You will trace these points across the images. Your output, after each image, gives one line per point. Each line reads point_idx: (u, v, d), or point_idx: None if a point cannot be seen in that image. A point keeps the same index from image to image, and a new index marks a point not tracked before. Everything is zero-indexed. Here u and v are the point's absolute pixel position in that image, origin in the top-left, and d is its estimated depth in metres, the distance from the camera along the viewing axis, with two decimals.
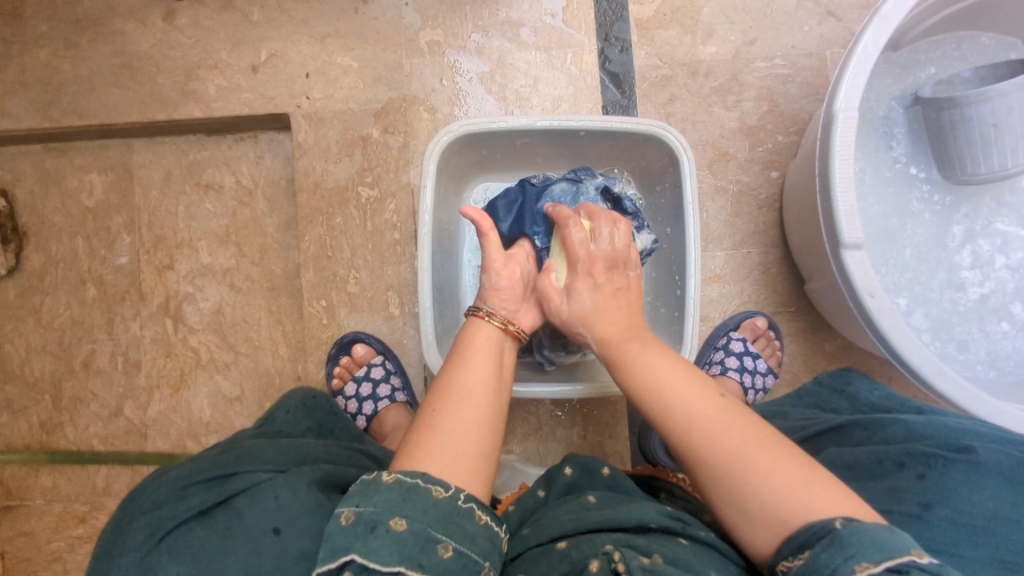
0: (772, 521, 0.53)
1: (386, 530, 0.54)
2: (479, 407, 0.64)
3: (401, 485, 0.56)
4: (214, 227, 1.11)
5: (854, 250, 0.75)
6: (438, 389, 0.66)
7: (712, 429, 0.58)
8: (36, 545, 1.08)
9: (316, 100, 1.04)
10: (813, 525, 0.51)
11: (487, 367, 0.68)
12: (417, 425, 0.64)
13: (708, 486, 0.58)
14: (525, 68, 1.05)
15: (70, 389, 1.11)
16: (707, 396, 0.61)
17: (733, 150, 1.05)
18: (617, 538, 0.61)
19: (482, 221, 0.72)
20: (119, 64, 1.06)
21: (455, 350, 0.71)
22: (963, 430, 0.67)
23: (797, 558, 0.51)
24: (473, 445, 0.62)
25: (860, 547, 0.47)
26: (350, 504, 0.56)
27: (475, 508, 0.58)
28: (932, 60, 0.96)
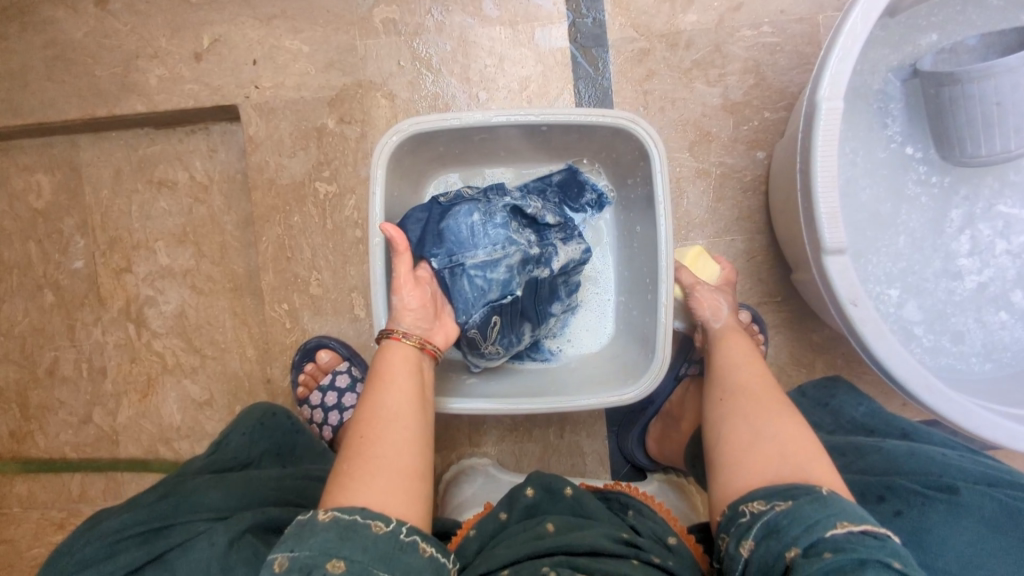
0: (770, 449, 0.59)
1: (322, 573, 0.51)
2: (407, 427, 0.63)
3: (338, 525, 0.53)
4: (170, 226, 1.06)
5: (837, 255, 0.69)
6: (361, 416, 0.63)
7: (764, 388, 0.67)
8: (18, 552, 1.08)
9: (266, 90, 0.97)
10: (797, 484, 0.54)
11: (409, 387, 0.66)
12: (344, 455, 0.61)
13: (731, 408, 0.65)
14: (489, 46, 0.97)
15: (37, 398, 1.09)
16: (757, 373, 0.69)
17: (716, 130, 0.97)
18: (556, 559, 0.62)
19: (398, 240, 0.68)
20: (53, 55, 0.98)
21: (371, 376, 0.67)
22: (945, 464, 0.61)
23: (773, 505, 0.53)
24: (405, 465, 0.60)
25: (842, 510, 0.50)
26: (284, 551, 0.52)
27: (419, 541, 0.56)
28: (934, 26, 0.87)
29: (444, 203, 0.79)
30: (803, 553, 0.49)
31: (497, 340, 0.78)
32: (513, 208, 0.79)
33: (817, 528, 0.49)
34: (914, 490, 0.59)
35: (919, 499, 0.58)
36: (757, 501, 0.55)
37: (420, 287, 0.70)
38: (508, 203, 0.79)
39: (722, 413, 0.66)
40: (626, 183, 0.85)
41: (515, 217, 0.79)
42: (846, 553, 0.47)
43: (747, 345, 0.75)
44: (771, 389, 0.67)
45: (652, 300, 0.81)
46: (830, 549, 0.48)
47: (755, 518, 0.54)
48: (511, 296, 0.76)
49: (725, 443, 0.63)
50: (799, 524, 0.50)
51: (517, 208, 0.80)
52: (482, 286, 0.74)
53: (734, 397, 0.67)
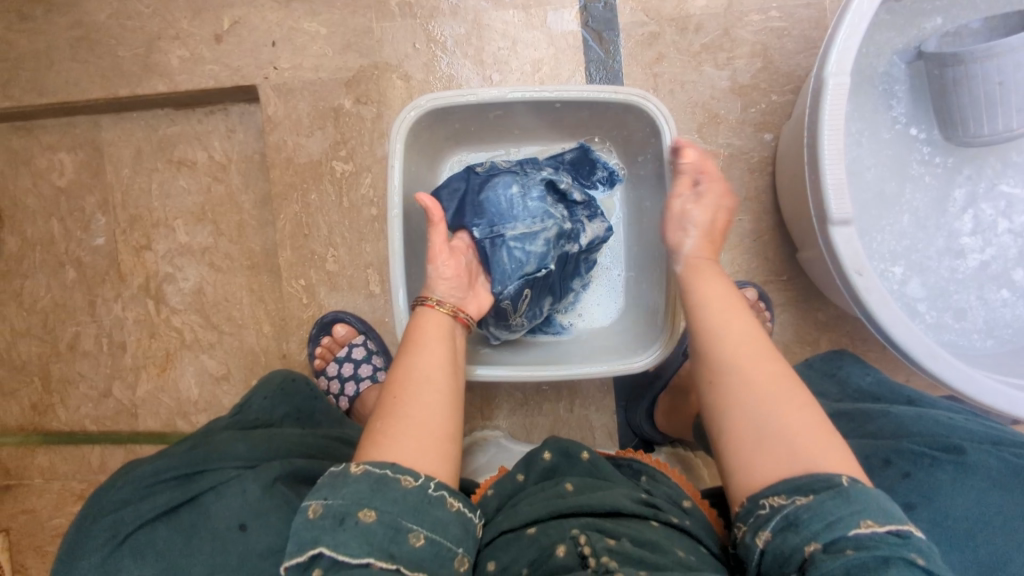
0: (778, 448, 0.55)
1: (354, 521, 0.54)
2: (438, 390, 0.65)
3: (369, 476, 0.56)
4: (189, 205, 1.08)
5: (842, 226, 0.71)
6: (395, 376, 0.66)
7: (754, 362, 0.60)
8: (39, 521, 1.11)
9: (284, 71, 0.99)
10: (820, 475, 0.52)
11: (442, 352, 0.68)
12: (377, 414, 0.64)
13: (728, 397, 0.59)
14: (503, 29, 0.99)
15: (58, 372, 1.12)
16: (747, 333, 0.63)
17: (724, 112, 0.99)
18: (585, 522, 0.64)
19: (433, 210, 0.71)
20: (77, 36, 1.01)
21: (405, 339, 0.70)
22: (954, 426, 0.64)
23: (793, 499, 0.52)
24: (437, 427, 0.62)
25: (866, 505, 0.49)
26: (319, 497, 0.56)
27: (447, 496, 0.58)
28: (939, 10, 0.88)
29: (482, 172, 0.83)
30: (823, 550, 0.48)
31: (525, 313, 0.82)
32: (548, 182, 0.83)
33: (841, 526, 0.49)
34: (921, 452, 0.61)
35: (926, 460, 0.61)
36: (778, 496, 0.53)
37: (456, 258, 0.73)
38: (544, 175, 0.83)
39: (720, 396, 0.60)
40: (636, 160, 0.88)
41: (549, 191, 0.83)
42: (869, 550, 0.47)
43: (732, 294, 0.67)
44: (765, 361, 0.60)
45: (663, 273, 0.84)
46: (852, 548, 0.48)
47: (775, 513, 0.52)
48: (546, 269, 0.79)
49: (728, 439, 0.58)
50: (820, 520, 0.49)
51: (551, 180, 0.83)
52: (520, 259, 0.77)
53: (727, 382, 0.60)
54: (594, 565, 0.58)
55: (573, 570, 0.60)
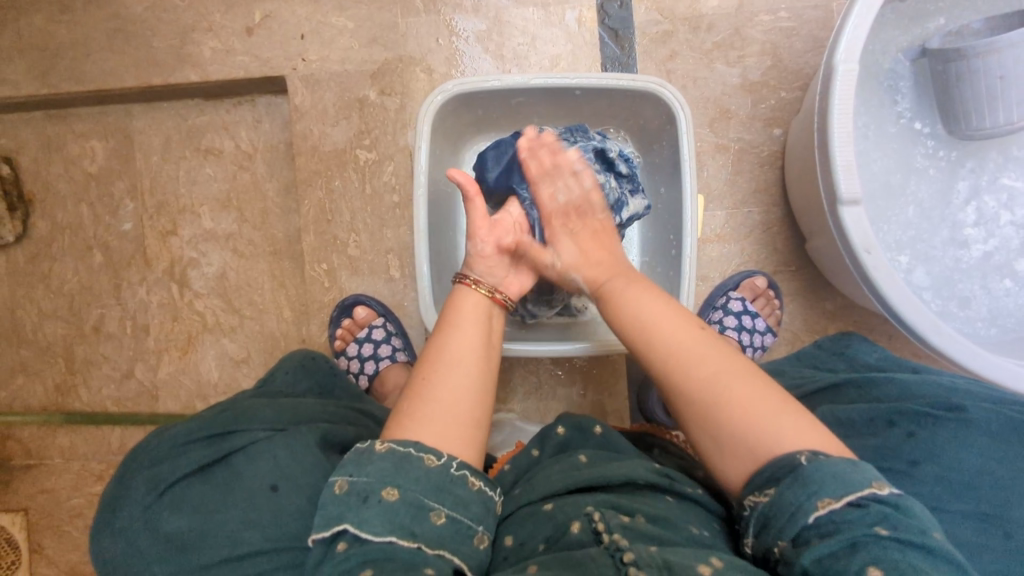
0: (741, 448, 0.56)
1: (378, 499, 0.56)
2: (468, 372, 0.65)
3: (394, 455, 0.58)
4: (216, 192, 1.12)
5: (852, 206, 0.75)
6: (429, 358, 0.67)
7: (694, 363, 0.60)
8: (57, 501, 1.13)
9: (312, 63, 1.03)
10: (780, 459, 0.53)
11: (475, 334, 0.69)
12: (407, 395, 0.65)
13: (685, 408, 0.59)
14: (523, 25, 1.03)
15: (82, 353, 1.14)
16: (683, 333, 0.63)
17: (735, 107, 1.03)
18: (600, 500, 0.62)
19: (468, 186, 0.71)
20: (114, 27, 1.05)
21: (443, 318, 0.72)
22: (954, 389, 0.70)
23: (762, 495, 0.53)
24: (464, 412, 0.63)
25: (821, 484, 0.50)
26: (344, 474, 0.58)
27: (469, 475, 0.60)
28: (942, 10, 0.92)
29: (528, 139, 0.85)
30: (792, 542, 0.51)
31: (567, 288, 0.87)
32: (597, 151, 0.83)
33: (802, 514, 0.50)
34: (923, 412, 0.66)
35: (930, 420, 0.66)
36: (754, 494, 0.54)
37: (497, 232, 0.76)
38: (592, 145, 0.83)
39: (679, 399, 0.60)
40: (651, 148, 0.91)
41: (597, 160, 0.84)
42: (836, 538, 0.49)
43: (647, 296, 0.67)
44: (706, 361, 0.60)
45: (676, 255, 0.88)
46: (817, 536, 0.50)
47: (753, 513, 0.54)
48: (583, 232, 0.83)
49: (701, 446, 0.59)
50: (784, 514, 0.51)
51: (599, 150, 0.84)
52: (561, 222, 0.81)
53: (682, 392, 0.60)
54: (607, 542, 0.56)
55: (585, 545, 0.57)
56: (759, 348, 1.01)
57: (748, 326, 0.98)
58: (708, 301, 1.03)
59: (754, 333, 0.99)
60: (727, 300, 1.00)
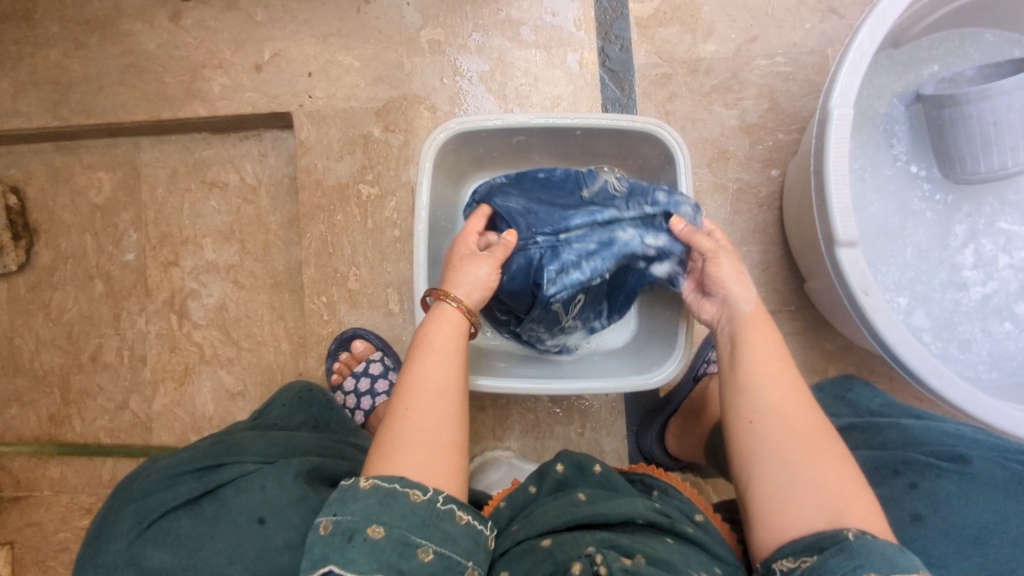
0: (808, 497, 0.55)
1: (363, 538, 0.53)
2: (450, 405, 0.62)
3: (378, 492, 0.55)
4: (218, 224, 1.13)
5: (848, 247, 0.75)
6: (407, 386, 0.63)
7: (794, 405, 0.60)
8: (44, 535, 1.10)
9: (319, 99, 1.06)
10: (827, 532, 0.52)
11: (456, 360, 0.65)
12: (386, 426, 0.61)
13: (763, 448, 0.59)
14: (525, 66, 1.05)
15: (78, 383, 1.14)
16: (791, 376, 0.63)
17: (732, 149, 1.04)
18: (601, 539, 0.61)
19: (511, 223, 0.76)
20: (127, 63, 1.08)
21: (421, 338, 0.67)
22: (961, 436, 0.70)
23: (801, 561, 0.52)
24: (445, 443, 0.60)
25: (869, 558, 0.49)
26: (329, 514, 0.55)
27: (456, 509, 0.57)
28: (935, 58, 0.95)
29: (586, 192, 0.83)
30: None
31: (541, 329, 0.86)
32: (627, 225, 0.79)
33: None
34: (928, 463, 0.67)
35: (934, 471, 0.66)
36: (787, 558, 0.53)
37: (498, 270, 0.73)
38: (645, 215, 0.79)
39: (762, 435, 0.60)
40: (651, 187, 0.93)
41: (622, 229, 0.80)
42: None
43: (771, 330, 0.67)
44: (807, 413, 0.60)
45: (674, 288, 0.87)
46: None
47: None
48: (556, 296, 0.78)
49: (761, 485, 0.58)
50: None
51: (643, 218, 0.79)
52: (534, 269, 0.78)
53: (768, 427, 0.60)
54: None
55: None
56: None
57: None
58: (706, 340, 1.01)
59: None
60: None
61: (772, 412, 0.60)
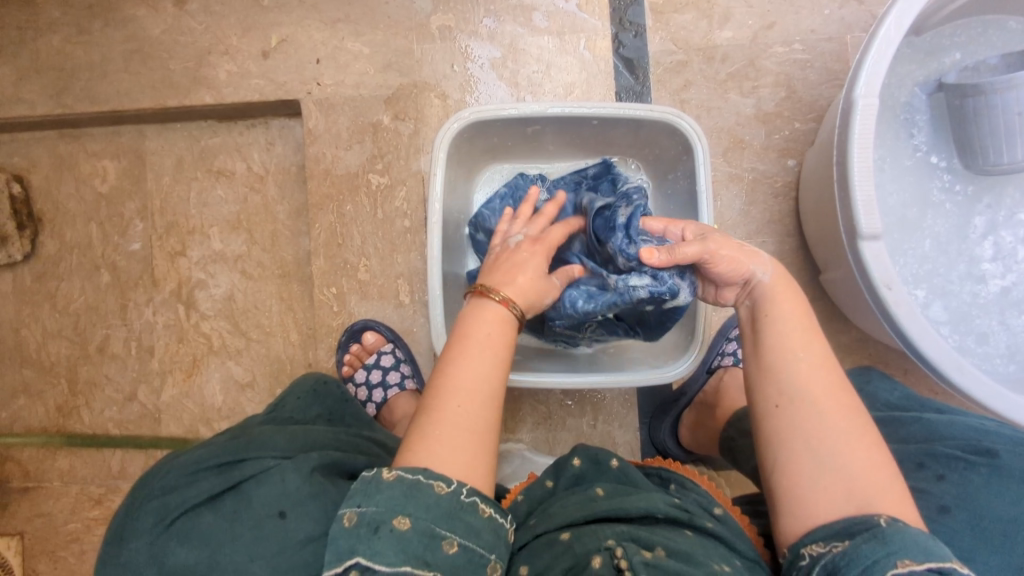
0: (837, 486, 0.54)
1: (389, 530, 0.52)
2: (496, 406, 0.61)
3: (402, 483, 0.54)
4: (226, 214, 1.11)
5: (872, 241, 0.74)
6: (454, 379, 0.61)
7: (826, 391, 0.58)
8: (54, 526, 1.10)
9: (327, 86, 1.04)
10: (859, 518, 0.52)
11: (503, 359, 0.63)
12: (428, 413, 0.59)
13: (790, 439, 0.57)
14: (538, 53, 1.03)
15: (85, 374, 1.13)
16: (823, 360, 0.60)
17: (749, 138, 1.03)
18: (619, 532, 0.60)
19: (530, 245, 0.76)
20: (131, 49, 1.06)
21: (464, 330, 0.65)
22: (984, 430, 0.70)
23: (831, 546, 0.52)
24: (477, 434, 0.58)
25: (903, 546, 0.48)
26: (352, 505, 0.54)
27: (480, 502, 0.56)
28: (957, 46, 0.93)
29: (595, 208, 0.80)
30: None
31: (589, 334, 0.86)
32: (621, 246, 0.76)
33: (876, 571, 0.48)
34: (954, 456, 0.67)
35: (961, 464, 0.66)
36: (817, 543, 0.53)
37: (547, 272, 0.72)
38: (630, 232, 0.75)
39: (788, 425, 0.58)
40: (668, 177, 0.91)
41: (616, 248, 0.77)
42: None
43: (802, 311, 0.63)
44: (838, 395, 0.58)
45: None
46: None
47: (812, 563, 0.52)
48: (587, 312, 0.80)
49: (784, 475, 0.57)
50: (857, 565, 0.49)
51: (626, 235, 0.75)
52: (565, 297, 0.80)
53: (794, 410, 0.58)
54: None
55: None
56: None
57: None
58: (721, 332, 1.01)
59: None
60: None
61: (800, 402, 0.58)
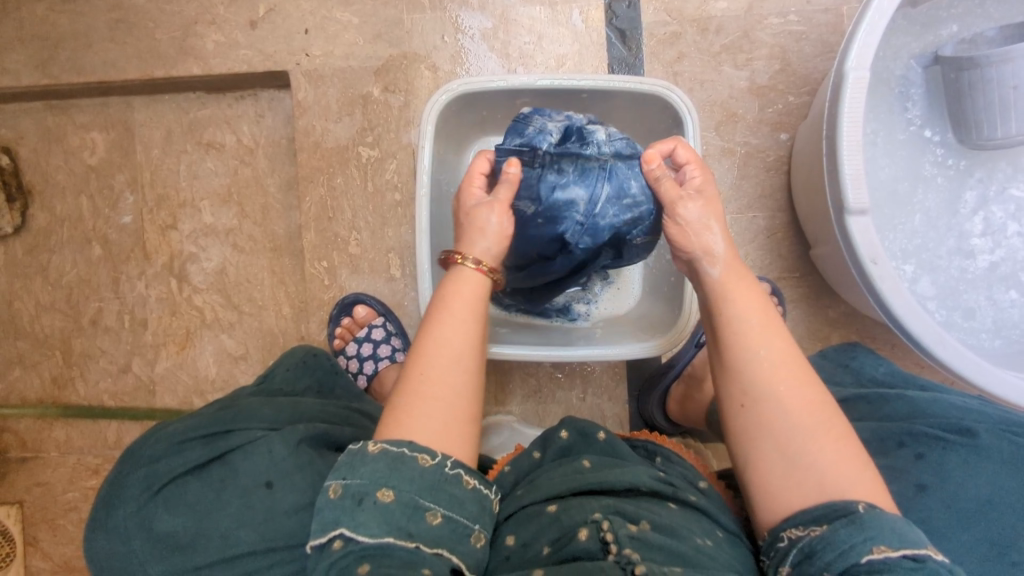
0: (808, 483, 0.55)
1: (373, 501, 0.53)
2: (466, 369, 0.61)
3: (387, 455, 0.55)
4: (215, 186, 1.11)
5: (859, 215, 0.74)
6: (422, 351, 0.62)
7: (789, 390, 0.58)
8: (52, 495, 1.11)
9: (316, 58, 1.02)
10: (836, 503, 0.53)
11: (468, 320, 0.64)
12: (401, 390, 0.61)
13: (756, 442, 0.58)
14: (529, 24, 1.02)
15: (79, 346, 1.14)
16: (784, 355, 0.60)
17: (742, 111, 1.02)
18: (606, 504, 0.61)
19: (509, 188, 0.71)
20: (116, 19, 1.05)
21: (432, 304, 0.65)
22: (968, 410, 0.72)
23: (809, 530, 0.53)
24: (450, 404, 0.59)
25: (880, 532, 0.50)
26: (338, 477, 0.55)
27: (464, 474, 0.57)
28: (955, 17, 0.91)
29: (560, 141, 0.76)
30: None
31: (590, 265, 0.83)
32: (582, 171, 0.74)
33: (852, 554, 0.50)
34: (934, 436, 0.68)
35: (940, 443, 0.68)
36: (796, 527, 0.54)
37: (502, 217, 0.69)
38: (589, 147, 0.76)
39: (749, 427, 0.59)
40: None
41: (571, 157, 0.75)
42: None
43: (759, 299, 0.64)
44: (804, 388, 0.59)
45: None
46: (865, 575, 0.49)
47: (790, 546, 0.54)
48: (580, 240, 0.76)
49: (755, 475, 0.58)
50: (834, 549, 0.51)
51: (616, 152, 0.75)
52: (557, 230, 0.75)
53: (761, 410, 0.59)
54: (617, 555, 0.55)
55: (594, 556, 0.56)
56: None
57: None
58: None
59: None
60: None
61: (760, 405, 0.59)
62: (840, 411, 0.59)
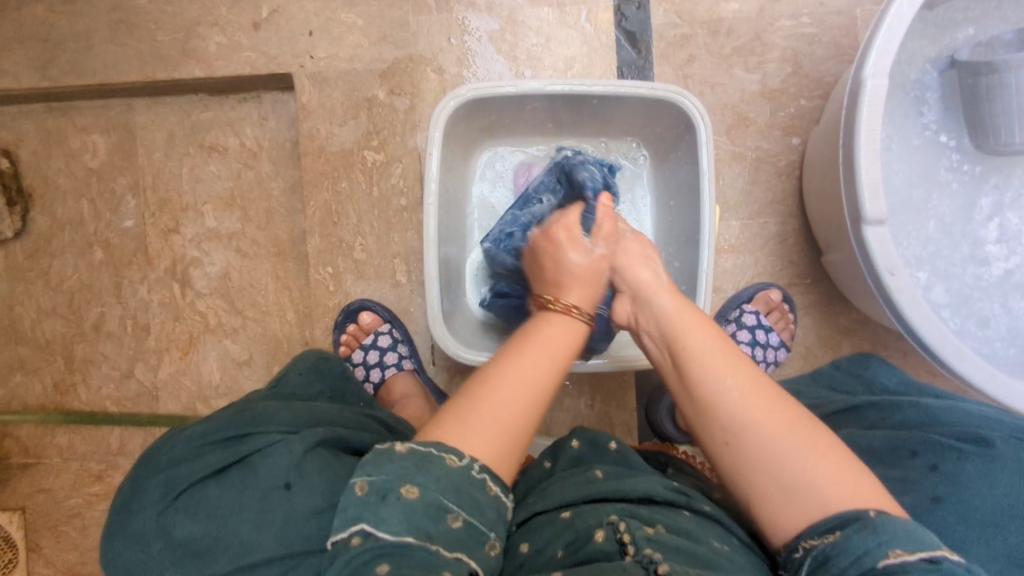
0: (812, 506, 0.54)
1: (396, 497, 0.52)
2: (519, 400, 0.58)
3: (414, 454, 0.54)
4: (219, 190, 1.09)
5: (876, 225, 0.73)
6: (483, 371, 0.60)
7: (763, 417, 0.57)
8: (54, 501, 1.10)
9: (321, 60, 1.01)
10: (846, 513, 0.52)
11: (542, 359, 0.60)
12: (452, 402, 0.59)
13: (744, 475, 0.57)
14: (537, 26, 1.00)
15: (81, 351, 1.13)
16: (747, 380, 0.59)
17: (753, 114, 1.00)
18: (621, 508, 0.60)
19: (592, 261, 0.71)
20: (117, 20, 1.03)
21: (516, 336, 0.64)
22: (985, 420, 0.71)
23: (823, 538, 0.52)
24: (497, 426, 0.56)
25: (894, 535, 0.50)
26: (363, 474, 0.53)
27: (488, 479, 0.54)
28: (971, 20, 0.89)
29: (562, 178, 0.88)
30: None
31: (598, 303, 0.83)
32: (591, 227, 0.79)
33: (870, 561, 0.49)
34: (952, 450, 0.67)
35: (955, 455, 0.67)
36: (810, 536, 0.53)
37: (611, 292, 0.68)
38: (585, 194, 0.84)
39: (736, 463, 0.57)
40: (668, 157, 0.90)
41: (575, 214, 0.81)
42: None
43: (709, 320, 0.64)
44: (779, 409, 0.57)
45: (689, 249, 0.86)
46: None
47: (806, 555, 0.53)
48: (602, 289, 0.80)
49: (756, 505, 0.57)
50: (848, 555, 0.50)
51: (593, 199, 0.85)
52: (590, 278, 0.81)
53: (742, 441, 0.57)
54: (637, 554, 0.54)
55: (612, 557, 0.55)
56: (771, 363, 0.99)
57: (762, 341, 0.97)
58: (720, 314, 1.01)
59: (767, 348, 0.98)
60: (739, 313, 0.98)
61: (740, 440, 0.57)
62: (821, 423, 0.58)
